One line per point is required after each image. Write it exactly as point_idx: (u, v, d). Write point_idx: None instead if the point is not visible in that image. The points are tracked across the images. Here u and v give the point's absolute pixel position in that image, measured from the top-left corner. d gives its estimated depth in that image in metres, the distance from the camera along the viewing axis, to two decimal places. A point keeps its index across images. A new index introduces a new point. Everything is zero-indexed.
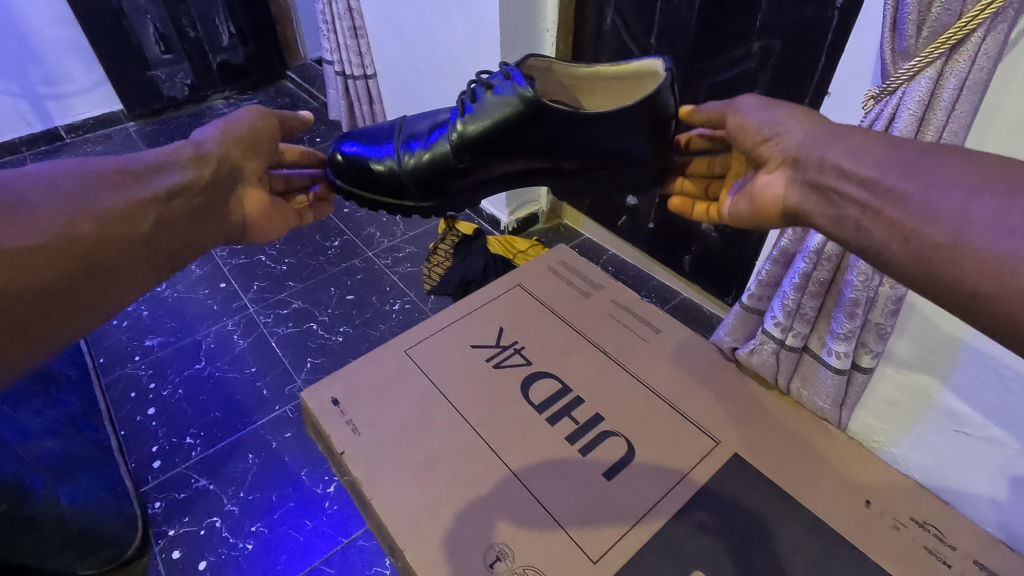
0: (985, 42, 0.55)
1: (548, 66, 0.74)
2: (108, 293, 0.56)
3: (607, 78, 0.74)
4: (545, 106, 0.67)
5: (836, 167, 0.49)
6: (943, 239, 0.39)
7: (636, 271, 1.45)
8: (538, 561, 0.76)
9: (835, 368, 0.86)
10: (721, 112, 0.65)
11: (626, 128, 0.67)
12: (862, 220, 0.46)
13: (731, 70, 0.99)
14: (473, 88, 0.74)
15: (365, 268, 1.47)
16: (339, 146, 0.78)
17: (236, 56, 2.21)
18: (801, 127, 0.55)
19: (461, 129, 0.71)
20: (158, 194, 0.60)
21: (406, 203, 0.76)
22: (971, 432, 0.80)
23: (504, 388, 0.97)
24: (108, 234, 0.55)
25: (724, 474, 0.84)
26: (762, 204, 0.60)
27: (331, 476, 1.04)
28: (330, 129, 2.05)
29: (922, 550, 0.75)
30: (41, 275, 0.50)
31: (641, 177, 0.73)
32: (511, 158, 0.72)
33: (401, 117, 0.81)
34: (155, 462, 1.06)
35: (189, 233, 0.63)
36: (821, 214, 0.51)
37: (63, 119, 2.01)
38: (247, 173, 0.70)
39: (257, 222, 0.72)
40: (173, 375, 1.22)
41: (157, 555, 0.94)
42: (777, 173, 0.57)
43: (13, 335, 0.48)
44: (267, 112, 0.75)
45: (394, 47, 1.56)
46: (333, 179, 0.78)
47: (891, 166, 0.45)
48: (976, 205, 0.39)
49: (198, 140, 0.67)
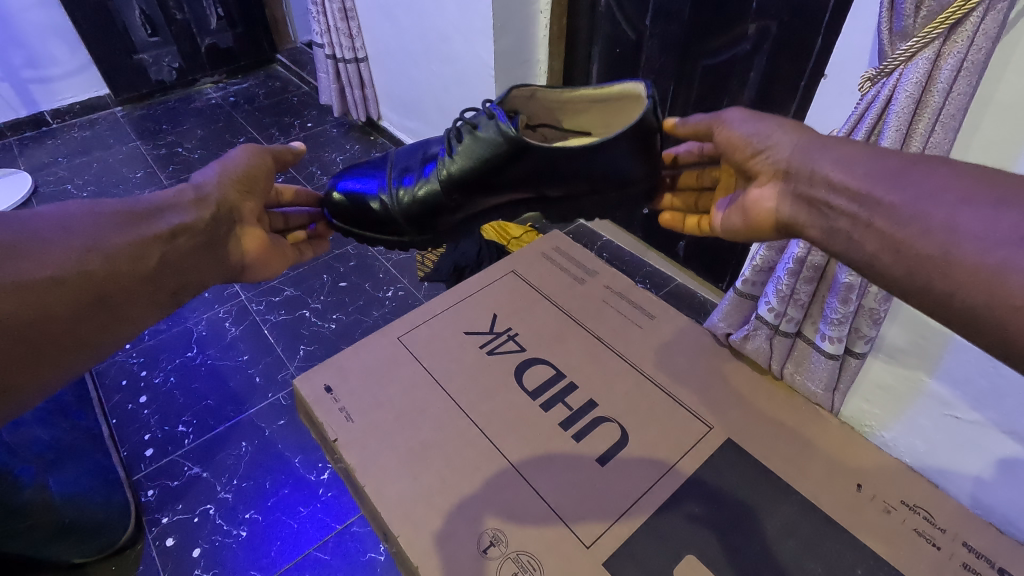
0: (984, 22, 0.54)
1: (531, 94, 0.73)
2: (113, 326, 0.55)
3: (591, 101, 0.73)
4: (527, 145, 0.66)
5: (826, 180, 0.50)
6: (933, 250, 0.40)
7: (630, 257, 1.44)
8: (532, 546, 0.76)
9: (828, 353, 0.86)
10: (706, 125, 0.65)
11: (611, 152, 0.66)
12: (853, 232, 0.47)
13: (726, 52, 0.97)
14: (459, 125, 0.73)
15: (357, 255, 1.45)
16: (333, 183, 0.78)
17: (224, 38, 2.17)
18: (790, 138, 0.55)
19: (448, 167, 0.71)
20: (162, 234, 0.59)
21: (403, 238, 0.76)
22: (961, 417, 0.80)
23: (497, 375, 0.97)
24: (113, 270, 0.54)
25: (717, 459, 0.84)
26: (755, 217, 0.60)
27: (324, 463, 1.03)
28: (321, 114, 2.02)
29: (911, 532, 0.76)
30: (51, 311, 0.49)
31: (627, 197, 0.72)
32: (497, 191, 0.72)
33: (393, 151, 0.80)
34: (148, 451, 1.06)
35: (192, 272, 0.62)
36: (813, 226, 0.52)
37: (48, 103, 1.97)
38: (246, 214, 0.69)
39: (255, 262, 0.70)
40: (165, 363, 1.21)
41: (151, 542, 0.94)
42: (768, 187, 0.57)
43: (17, 370, 0.48)
44: (261, 150, 0.74)
45: (385, 29, 1.53)
46: (332, 219, 0.78)
47: (882, 179, 0.45)
48: (964, 215, 0.40)
49: (198, 182, 0.66)
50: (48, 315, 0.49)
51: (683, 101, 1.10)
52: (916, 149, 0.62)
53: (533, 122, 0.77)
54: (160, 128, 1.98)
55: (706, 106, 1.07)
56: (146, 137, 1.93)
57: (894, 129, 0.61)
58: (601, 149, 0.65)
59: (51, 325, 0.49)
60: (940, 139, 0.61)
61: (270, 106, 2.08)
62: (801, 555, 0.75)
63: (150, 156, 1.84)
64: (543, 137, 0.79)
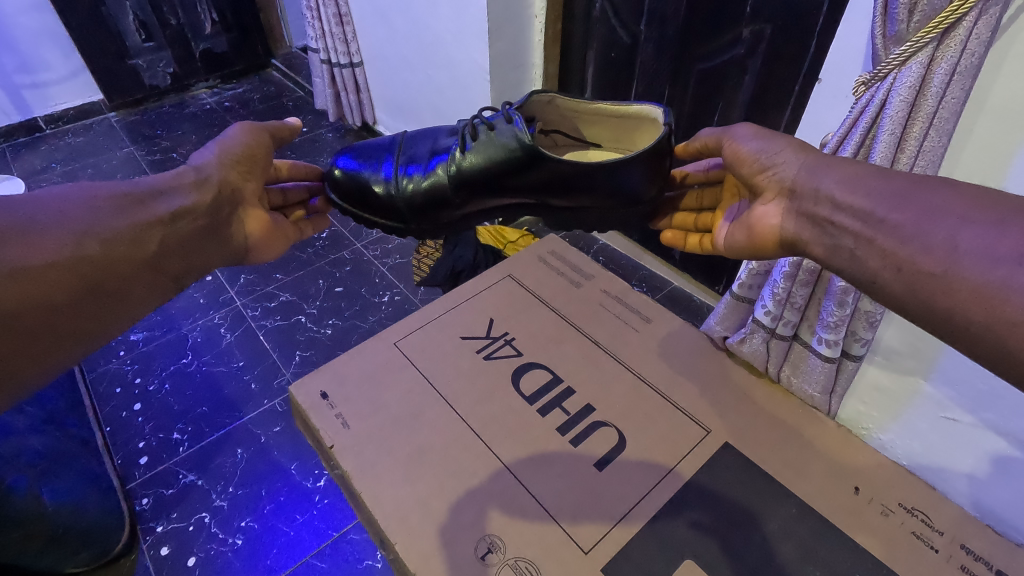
0: (977, 27, 0.54)
1: (550, 99, 0.73)
2: (114, 312, 0.56)
3: (607, 115, 0.74)
4: (541, 153, 0.67)
5: (830, 199, 0.50)
6: (936, 268, 0.41)
7: (626, 260, 1.44)
8: (530, 553, 0.76)
9: (825, 356, 0.86)
10: (717, 138, 0.66)
11: (622, 173, 0.67)
12: (856, 249, 0.48)
13: (721, 56, 0.97)
14: (475, 122, 0.73)
15: (353, 259, 1.45)
16: (336, 160, 0.76)
17: (219, 43, 2.16)
18: (798, 159, 0.56)
19: (459, 162, 0.70)
20: (162, 218, 0.59)
21: (401, 226, 0.75)
22: (958, 418, 0.80)
23: (494, 380, 0.96)
24: (115, 256, 0.54)
25: (715, 463, 0.84)
26: (759, 235, 0.60)
27: (321, 470, 1.03)
28: (317, 119, 2.02)
29: (909, 535, 0.76)
30: (52, 295, 0.50)
31: (631, 218, 0.73)
32: (504, 194, 0.72)
33: (402, 134, 0.79)
34: (142, 458, 1.05)
35: (192, 256, 0.61)
36: (816, 243, 0.53)
37: (42, 109, 1.96)
38: (247, 195, 0.68)
39: (257, 244, 0.69)
40: (160, 370, 1.20)
41: (146, 551, 0.93)
42: (772, 205, 0.58)
43: (18, 352, 0.49)
44: (258, 127, 0.72)
45: (381, 34, 1.53)
46: (330, 194, 0.76)
47: (885, 199, 0.46)
48: (965, 233, 0.40)
49: (198, 164, 0.65)
50: (44, 303, 0.49)
51: (678, 105, 1.11)
52: (911, 152, 0.62)
53: (547, 127, 0.78)
54: (155, 133, 1.97)
55: (701, 110, 1.07)
56: (140, 142, 1.93)
57: (888, 132, 0.61)
58: (614, 167, 0.66)
59: (50, 314, 0.50)
60: (934, 142, 0.61)
61: (265, 111, 2.08)
62: (800, 559, 0.75)
63: (145, 162, 1.83)
64: (554, 143, 0.80)
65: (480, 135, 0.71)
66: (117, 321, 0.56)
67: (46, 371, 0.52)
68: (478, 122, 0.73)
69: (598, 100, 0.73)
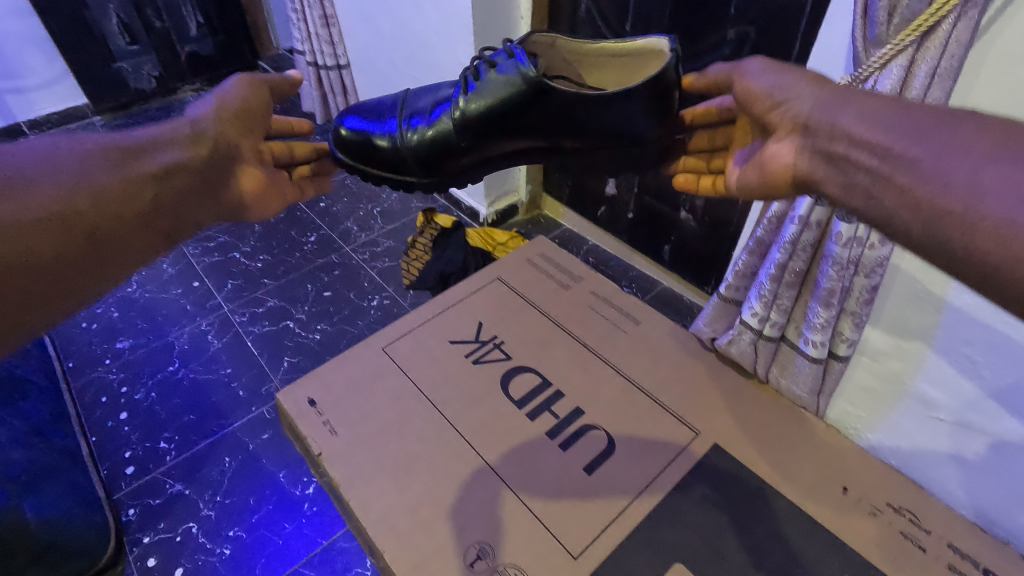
0: (956, 30, 0.54)
1: (551, 41, 0.73)
2: (108, 269, 0.55)
3: (609, 55, 0.72)
4: (546, 86, 0.66)
5: (847, 134, 0.47)
6: (954, 207, 0.38)
7: (616, 261, 1.44)
8: (518, 558, 0.76)
9: (812, 357, 0.85)
10: (728, 75, 0.64)
11: (630, 109, 0.65)
12: (872, 186, 0.45)
13: (706, 58, 0.97)
14: (476, 65, 0.72)
15: (341, 264, 1.44)
16: (341, 119, 0.77)
17: (205, 46, 2.14)
18: (810, 92, 0.53)
19: (463, 106, 0.69)
20: (155, 173, 0.58)
21: (407, 180, 0.75)
22: (945, 419, 0.80)
23: (483, 385, 0.96)
24: (107, 211, 0.53)
25: (704, 465, 0.84)
26: (772, 174, 0.58)
27: (310, 477, 1.02)
28: (305, 121, 2.00)
29: (898, 535, 0.76)
30: (43, 249, 0.49)
31: (643, 157, 0.72)
32: (510, 138, 0.71)
33: (405, 89, 0.79)
34: (128, 469, 1.04)
35: (185, 211, 0.61)
36: (831, 181, 0.50)
37: (24, 114, 1.93)
38: (246, 152, 0.68)
39: (253, 202, 0.69)
40: (146, 378, 1.19)
41: (132, 563, 0.92)
42: (786, 143, 0.55)
43: (13, 306, 0.47)
44: (259, 84, 0.72)
45: (366, 36, 1.52)
46: (336, 153, 0.77)
47: (904, 134, 0.43)
48: (986, 170, 0.38)
49: (194, 117, 0.64)
50: (36, 256, 0.48)
51: None
52: None
53: (549, 73, 0.76)
54: None
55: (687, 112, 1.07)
56: None
57: None
58: (617, 100, 0.64)
59: (43, 270, 0.49)
60: None
61: None
62: (789, 560, 0.75)
63: None
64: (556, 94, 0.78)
65: (482, 75, 0.70)
66: (110, 277, 0.55)
67: (39, 329, 0.51)
68: (478, 64, 0.72)
69: (600, 41, 0.71)
